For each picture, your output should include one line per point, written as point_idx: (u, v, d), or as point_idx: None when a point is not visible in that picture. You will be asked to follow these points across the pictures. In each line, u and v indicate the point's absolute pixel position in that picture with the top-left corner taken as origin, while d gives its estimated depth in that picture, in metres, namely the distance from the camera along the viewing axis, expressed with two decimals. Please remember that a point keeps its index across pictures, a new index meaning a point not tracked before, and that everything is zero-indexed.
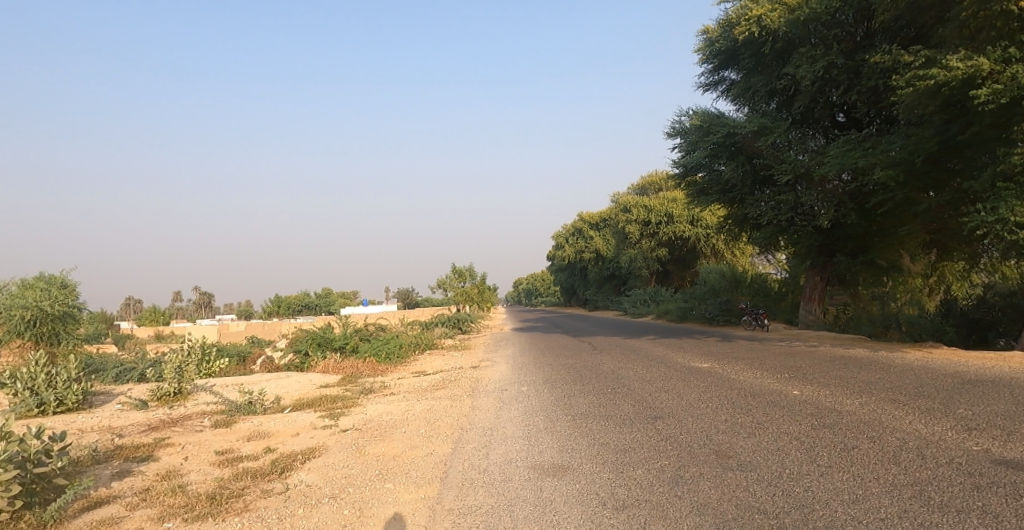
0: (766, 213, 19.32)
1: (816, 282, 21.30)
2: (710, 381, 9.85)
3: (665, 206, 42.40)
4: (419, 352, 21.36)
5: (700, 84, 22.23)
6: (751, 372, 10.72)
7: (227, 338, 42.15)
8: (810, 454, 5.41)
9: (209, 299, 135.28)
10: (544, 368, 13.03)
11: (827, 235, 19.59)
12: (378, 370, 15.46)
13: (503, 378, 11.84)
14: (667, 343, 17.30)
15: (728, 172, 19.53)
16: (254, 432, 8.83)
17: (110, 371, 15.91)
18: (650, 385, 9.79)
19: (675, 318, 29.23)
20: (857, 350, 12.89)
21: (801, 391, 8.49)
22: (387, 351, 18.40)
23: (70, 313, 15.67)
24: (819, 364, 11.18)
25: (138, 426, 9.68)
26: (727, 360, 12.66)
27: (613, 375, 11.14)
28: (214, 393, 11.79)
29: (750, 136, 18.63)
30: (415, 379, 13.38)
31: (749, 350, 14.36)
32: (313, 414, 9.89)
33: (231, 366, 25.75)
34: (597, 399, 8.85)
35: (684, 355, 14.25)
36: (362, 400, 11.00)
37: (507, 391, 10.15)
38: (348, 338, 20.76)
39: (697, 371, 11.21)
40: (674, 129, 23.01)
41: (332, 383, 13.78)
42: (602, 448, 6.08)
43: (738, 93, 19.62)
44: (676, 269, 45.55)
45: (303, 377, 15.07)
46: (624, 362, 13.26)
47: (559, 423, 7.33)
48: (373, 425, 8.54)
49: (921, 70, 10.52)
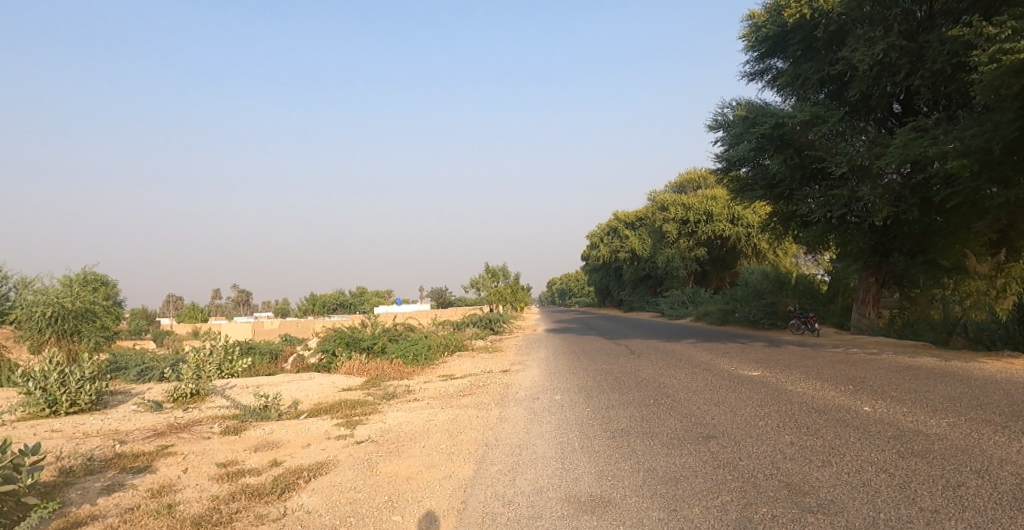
0: (818, 209, 18.00)
1: (870, 283, 19.75)
2: (766, 393, 8.81)
3: (704, 204, 40.88)
4: (449, 353, 20.70)
5: (744, 73, 20.96)
6: (809, 383, 9.66)
7: (261, 335, 42.40)
8: (907, 494, 4.40)
9: (248, 297, 138.04)
10: (578, 373, 12.17)
11: (884, 232, 18.16)
12: (403, 372, 14.80)
13: (535, 384, 11.00)
14: (708, 348, 16.23)
15: (775, 165, 18.27)
16: (263, 442, 8.18)
17: (132, 370, 15.62)
18: (697, 397, 8.80)
19: (716, 321, 27.96)
20: (926, 359, 11.63)
21: (873, 408, 7.44)
22: (415, 353, 17.76)
23: (91, 311, 15.32)
24: (886, 375, 10.03)
25: (145, 432, 9.17)
26: (779, 368, 11.58)
27: (654, 384, 10.20)
28: (228, 397, 11.28)
29: (800, 126, 17.35)
30: (442, 383, 12.64)
31: (801, 357, 13.20)
32: (328, 421, 9.22)
33: (261, 366, 25.56)
34: (638, 412, 7.95)
35: (729, 361, 13.19)
36: (383, 406, 10.30)
37: (538, 399, 9.30)
38: (376, 338, 20.21)
39: (747, 380, 10.20)
40: (717, 122, 21.81)
41: (355, 386, 13.16)
42: (649, 477, 5.16)
43: (787, 82, 18.33)
44: (715, 269, 43.99)
45: (326, 379, 14.52)
46: (665, 368, 12.27)
47: (597, 441, 6.44)
48: (390, 437, 7.78)
49: (1007, 43, 9.33)
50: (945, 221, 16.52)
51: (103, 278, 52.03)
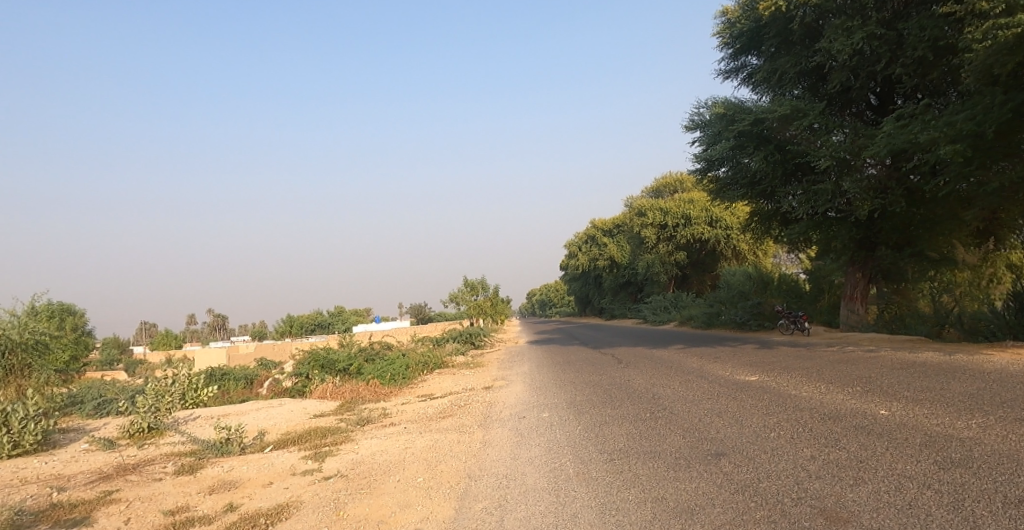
0: (802, 204, 17.64)
1: (857, 279, 19.39)
2: (770, 400, 8.17)
3: (682, 208, 40.66)
4: (428, 371, 19.82)
5: (719, 71, 20.63)
6: (812, 386, 9.08)
7: (236, 360, 40.95)
8: (965, 517, 3.77)
9: (223, 321, 134.93)
10: (566, 387, 11.46)
11: (869, 225, 17.87)
12: (380, 395, 13.94)
13: (520, 401, 10.25)
14: (699, 352, 15.61)
15: (757, 161, 17.88)
16: (220, 483, 7.29)
17: (87, 405, 14.49)
18: (697, 407, 8.12)
19: (702, 325, 27.52)
20: (927, 355, 11.14)
21: (890, 412, 6.85)
22: (392, 372, 16.87)
23: (41, 340, 13.79)
24: (890, 374, 9.50)
25: (89, 476, 8.19)
26: (777, 371, 10.99)
27: (648, 395, 9.52)
28: (186, 431, 10.33)
29: (780, 120, 16.98)
30: (421, 404, 11.82)
31: (797, 358, 12.64)
32: (295, 454, 8.36)
33: (232, 393, 24.34)
34: (636, 428, 7.26)
35: (722, 366, 12.59)
36: (357, 433, 9.46)
37: (525, 418, 8.55)
38: (352, 359, 19.25)
39: (747, 386, 9.58)
40: (694, 122, 21.44)
41: (328, 411, 12.27)
42: (659, 510, 4.45)
43: (764, 78, 18.01)
44: (695, 273, 43.77)
45: (297, 405, 13.60)
46: (657, 377, 11.61)
47: (595, 466, 5.72)
48: (362, 470, 6.97)
49: (1002, 19, 8.96)
50: (930, 211, 16.28)
51: (69, 307, 50.06)
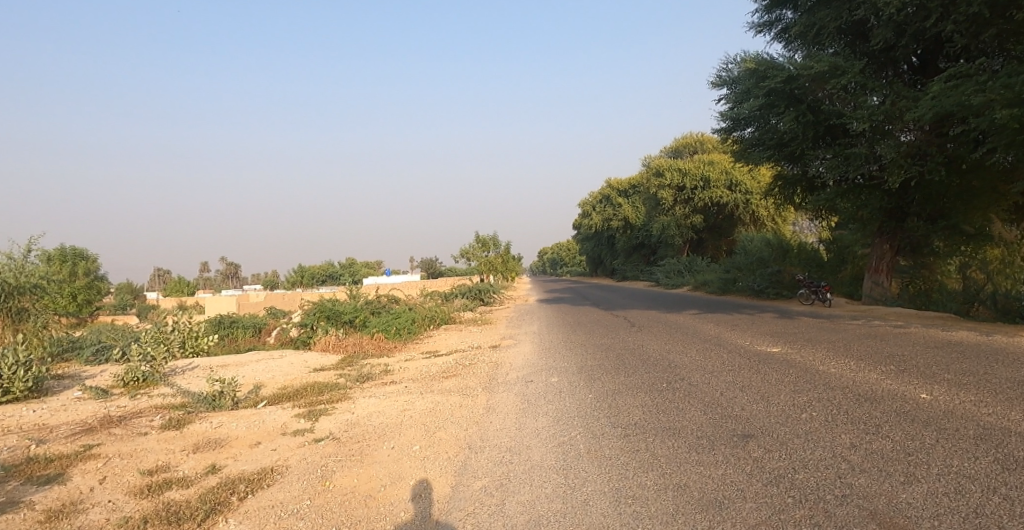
0: (832, 169, 16.64)
1: (884, 250, 18.49)
2: (796, 375, 7.59)
3: (701, 169, 39.42)
4: (436, 327, 19.46)
5: (752, 24, 19.29)
6: (839, 361, 8.51)
7: (246, 308, 41.05)
8: None
9: (236, 268, 136.11)
10: (575, 350, 10.98)
11: (901, 194, 16.87)
12: (384, 349, 13.56)
13: (527, 364, 9.78)
14: (715, 320, 15.05)
15: (787, 122, 16.82)
16: (205, 441, 6.90)
17: (85, 351, 14.28)
18: (717, 380, 7.57)
19: (716, 290, 26.90)
20: (963, 333, 10.47)
21: (931, 395, 6.28)
22: (398, 327, 16.49)
23: (38, 283, 13.25)
24: (924, 351, 8.90)
25: (74, 427, 7.86)
26: (799, 344, 10.41)
27: (664, 363, 8.99)
28: (179, 384, 10.03)
29: (815, 79, 15.81)
30: (424, 362, 11.39)
31: (821, 330, 12.04)
32: (288, 412, 7.98)
33: (239, 342, 24.26)
34: (650, 400, 6.74)
35: (740, 335, 12.02)
36: (356, 390, 9.06)
37: (532, 383, 8.05)
38: (358, 311, 18.90)
39: (768, 359, 9.02)
40: (721, 78, 20.26)
41: (329, 365, 11.92)
42: (681, 501, 3.91)
43: (800, 31, 16.71)
44: (711, 237, 42.86)
45: (298, 357, 13.28)
46: (672, 344, 11.06)
47: (607, 443, 5.19)
48: (355, 433, 6.51)
49: None
50: (971, 181, 15.26)
51: (82, 251, 50.23)
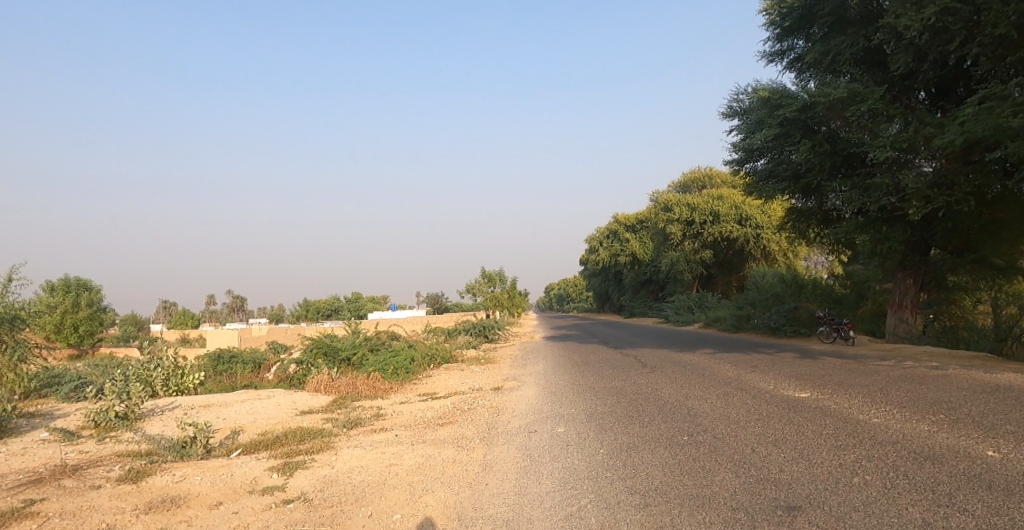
0: (850, 200, 15.91)
1: (907, 286, 17.54)
2: (834, 428, 6.70)
3: (710, 204, 38.80)
4: (436, 365, 18.57)
5: (763, 54, 18.87)
6: (878, 409, 7.63)
7: (247, 343, 40.14)
8: None
9: (241, 302, 135.78)
10: (583, 393, 10.13)
11: (924, 227, 16.06)
12: (379, 391, 12.70)
13: (531, 409, 8.94)
14: (731, 359, 14.13)
15: (803, 152, 16.20)
16: (161, 499, 6.03)
17: (64, 387, 13.46)
18: (745, 433, 6.69)
19: (729, 328, 25.93)
20: (1009, 376, 9.54)
21: (999, 453, 5.40)
22: (395, 366, 15.65)
23: (16, 315, 12.49)
24: (970, 398, 8.02)
25: (23, 478, 7.02)
26: (829, 388, 9.51)
27: (682, 411, 8.11)
28: (151, 428, 9.21)
29: (832, 106, 15.23)
30: (421, 405, 10.53)
31: (849, 372, 11.13)
32: (262, 463, 7.15)
33: (233, 380, 23.32)
34: (670, 457, 5.87)
35: (761, 376, 11.12)
36: (341, 438, 8.21)
37: (536, 433, 7.17)
38: (356, 348, 18.10)
39: (798, 406, 8.13)
40: (733, 109, 19.80)
41: (319, 408, 11.08)
42: None
43: (814, 60, 16.22)
44: (721, 272, 42.01)
45: (286, 398, 12.44)
46: (689, 387, 10.16)
47: (625, 516, 4.31)
48: (331, 494, 5.65)
49: None
50: (1000, 212, 14.50)
51: (86, 283, 49.65)
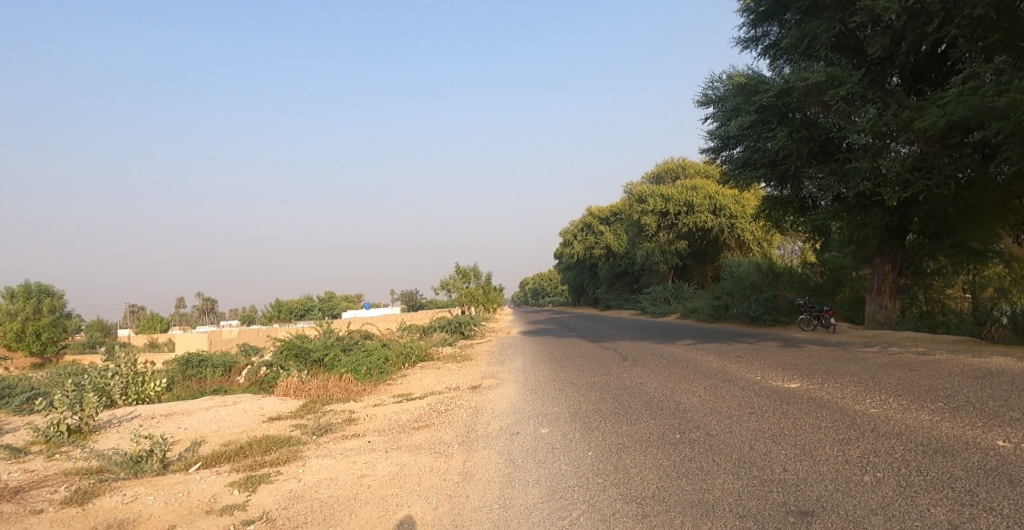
0: (828, 187, 15.80)
1: (885, 271, 17.59)
2: (832, 420, 6.39)
3: (685, 195, 38.79)
4: (412, 364, 18.02)
5: (738, 40, 18.66)
6: (872, 399, 7.36)
7: (217, 345, 39.01)
8: None
9: (212, 304, 132.91)
10: (565, 390, 9.73)
11: (902, 212, 16.05)
12: (352, 393, 12.11)
13: (512, 409, 8.49)
14: (714, 350, 13.88)
15: (780, 139, 16.04)
16: (105, 524, 5.41)
17: (14, 398, 12.61)
18: (740, 428, 6.32)
19: (707, 318, 25.83)
20: (996, 360, 9.40)
21: (1008, 442, 5.13)
22: (368, 366, 15.07)
23: None
24: (963, 384, 7.80)
25: None
26: (817, 377, 9.26)
27: (671, 406, 7.76)
28: (103, 442, 8.52)
29: (810, 91, 15.05)
30: (396, 408, 10.00)
31: (835, 359, 10.93)
32: (221, 478, 6.56)
33: (200, 385, 22.42)
34: (663, 458, 5.46)
35: (746, 367, 10.85)
36: (310, 447, 7.65)
37: (519, 436, 6.72)
38: (329, 348, 17.45)
39: (790, 397, 7.83)
40: (708, 97, 19.60)
41: (288, 413, 10.48)
42: None
43: (790, 44, 16.04)
44: (696, 263, 42.09)
45: (254, 404, 11.79)
46: (675, 380, 9.82)
47: None
48: (297, 512, 5.10)
49: None
50: (977, 195, 14.51)
51: (47, 287, 47.55)
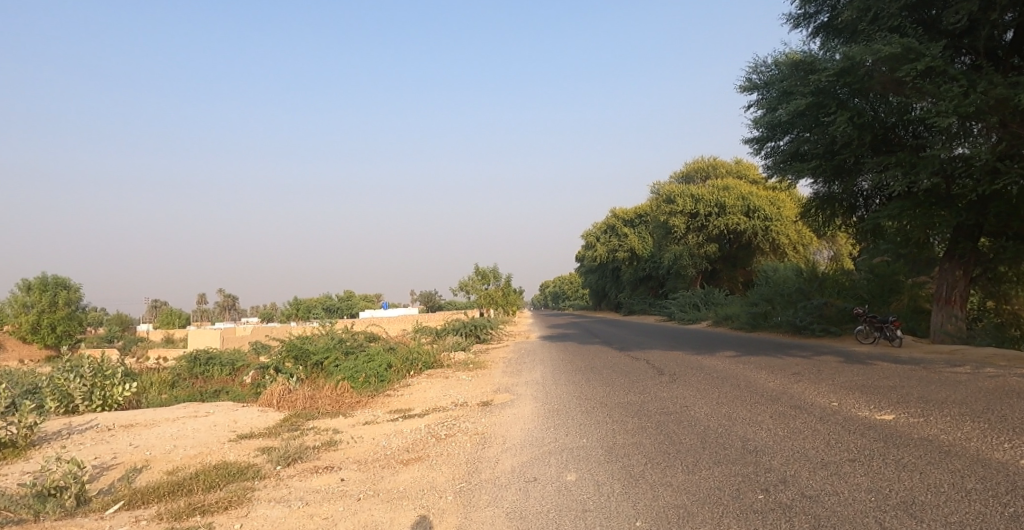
0: (896, 180, 13.74)
1: (955, 278, 15.38)
2: (979, 480, 4.52)
3: (716, 195, 36.66)
4: (419, 370, 16.36)
5: (788, 18, 16.69)
6: (1010, 443, 5.47)
7: (231, 342, 37.90)
8: None
9: (233, 301, 133.20)
10: (590, 414, 7.94)
11: (980, 209, 13.95)
12: (343, 408, 10.45)
13: (527, 439, 6.73)
14: (763, 364, 11.96)
15: (839, 125, 14.07)
16: None
17: None
18: (848, 488, 4.48)
19: (743, 326, 23.75)
20: None
21: None
22: (367, 375, 13.44)
23: None
24: None
25: None
26: (911, 405, 7.36)
27: (733, 443, 5.95)
28: (22, 469, 6.88)
29: (877, 69, 13.07)
30: (388, 428, 8.31)
31: (920, 381, 8.99)
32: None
33: (198, 387, 20.94)
34: None
35: (811, 388, 8.96)
36: (266, 484, 5.91)
37: (536, 485, 4.95)
38: (328, 351, 15.87)
39: (891, 435, 5.95)
40: (752, 82, 17.67)
41: (262, 430, 8.83)
42: None
43: (852, 17, 14.09)
44: (725, 268, 39.91)
45: (230, 415, 10.16)
46: (730, 405, 7.95)
47: None
48: None
49: None
50: None
51: (66, 280, 47.06)
